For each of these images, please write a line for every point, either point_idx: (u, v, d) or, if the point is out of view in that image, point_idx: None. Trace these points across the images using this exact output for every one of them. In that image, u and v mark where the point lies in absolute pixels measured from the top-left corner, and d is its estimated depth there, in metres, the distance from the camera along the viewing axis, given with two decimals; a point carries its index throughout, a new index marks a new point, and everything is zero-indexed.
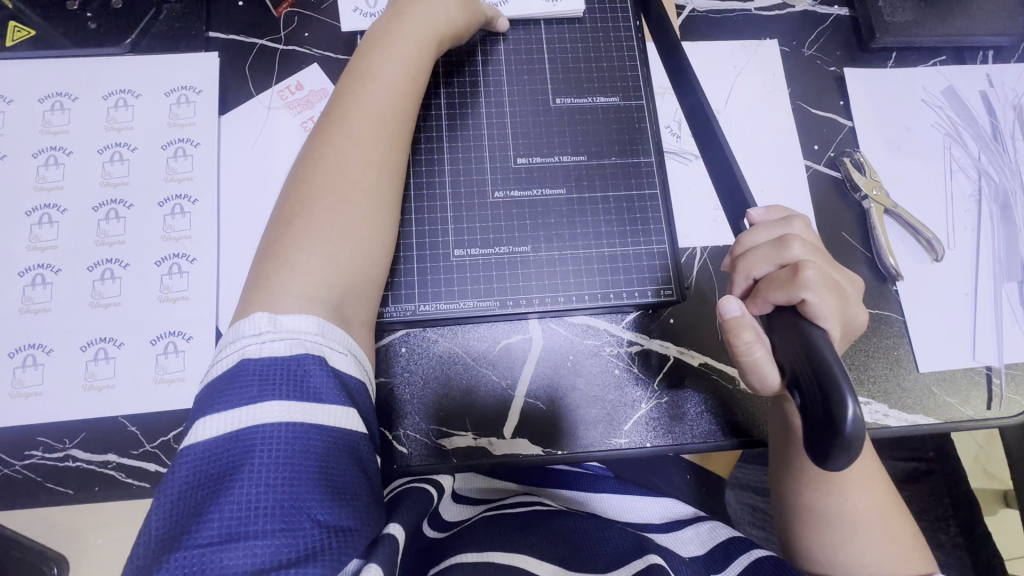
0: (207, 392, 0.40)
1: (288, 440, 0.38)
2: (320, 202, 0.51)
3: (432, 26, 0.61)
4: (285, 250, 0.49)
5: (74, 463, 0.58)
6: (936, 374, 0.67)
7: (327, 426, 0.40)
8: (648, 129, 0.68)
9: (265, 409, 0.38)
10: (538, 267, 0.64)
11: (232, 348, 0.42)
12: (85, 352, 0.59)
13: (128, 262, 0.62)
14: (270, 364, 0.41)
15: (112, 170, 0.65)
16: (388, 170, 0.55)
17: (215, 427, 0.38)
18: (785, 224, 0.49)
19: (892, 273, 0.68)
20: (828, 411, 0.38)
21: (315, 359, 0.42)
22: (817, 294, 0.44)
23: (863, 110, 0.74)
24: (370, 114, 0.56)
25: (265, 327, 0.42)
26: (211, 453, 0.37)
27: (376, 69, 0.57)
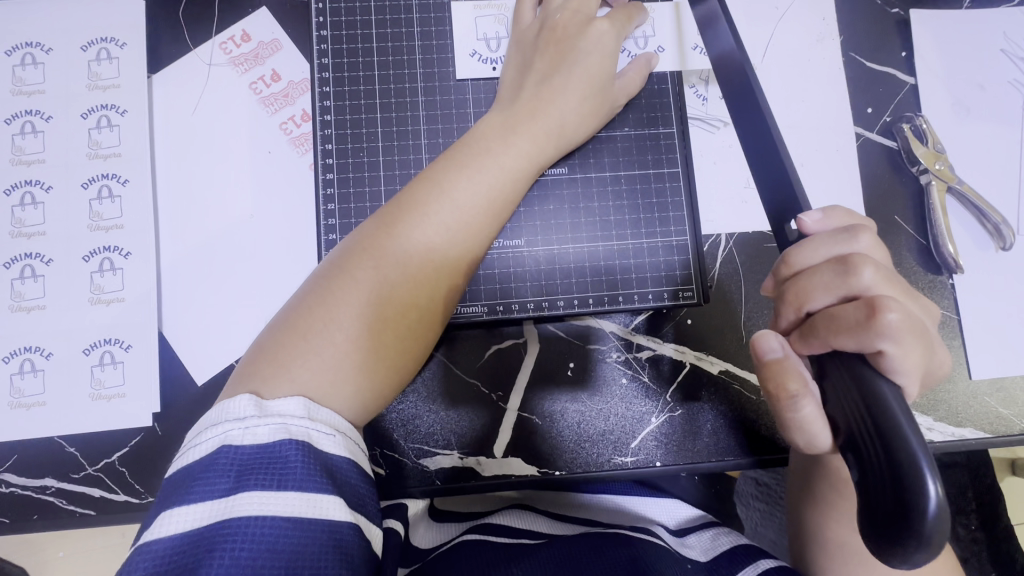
0: (176, 478, 0.33)
1: (258, 540, 0.30)
2: (376, 259, 0.42)
3: (571, 45, 0.51)
4: (328, 305, 0.40)
5: (8, 488, 0.51)
6: (991, 381, 0.58)
7: (309, 520, 0.32)
8: (671, 89, 0.56)
9: (243, 502, 0.31)
10: (533, 263, 0.54)
11: (210, 433, 0.34)
12: (10, 364, 0.52)
13: (50, 258, 0.53)
14: (250, 454, 0.33)
15: (23, 144, 0.54)
16: (463, 220, 0.45)
17: (179, 521, 0.31)
18: (852, 238, 0.39)
19: (950, 264, 0.58)
20: (902, 495, 0.31)
21: (300, 447, 0.34)
22: (896, 343, 0.35)
23: (929, 64, 0.61)
24: (446, 176, 0.46)
25: (249, 411, 0.34)
26: (172, 550, 0.30)
27: (508, 158, 0.47)
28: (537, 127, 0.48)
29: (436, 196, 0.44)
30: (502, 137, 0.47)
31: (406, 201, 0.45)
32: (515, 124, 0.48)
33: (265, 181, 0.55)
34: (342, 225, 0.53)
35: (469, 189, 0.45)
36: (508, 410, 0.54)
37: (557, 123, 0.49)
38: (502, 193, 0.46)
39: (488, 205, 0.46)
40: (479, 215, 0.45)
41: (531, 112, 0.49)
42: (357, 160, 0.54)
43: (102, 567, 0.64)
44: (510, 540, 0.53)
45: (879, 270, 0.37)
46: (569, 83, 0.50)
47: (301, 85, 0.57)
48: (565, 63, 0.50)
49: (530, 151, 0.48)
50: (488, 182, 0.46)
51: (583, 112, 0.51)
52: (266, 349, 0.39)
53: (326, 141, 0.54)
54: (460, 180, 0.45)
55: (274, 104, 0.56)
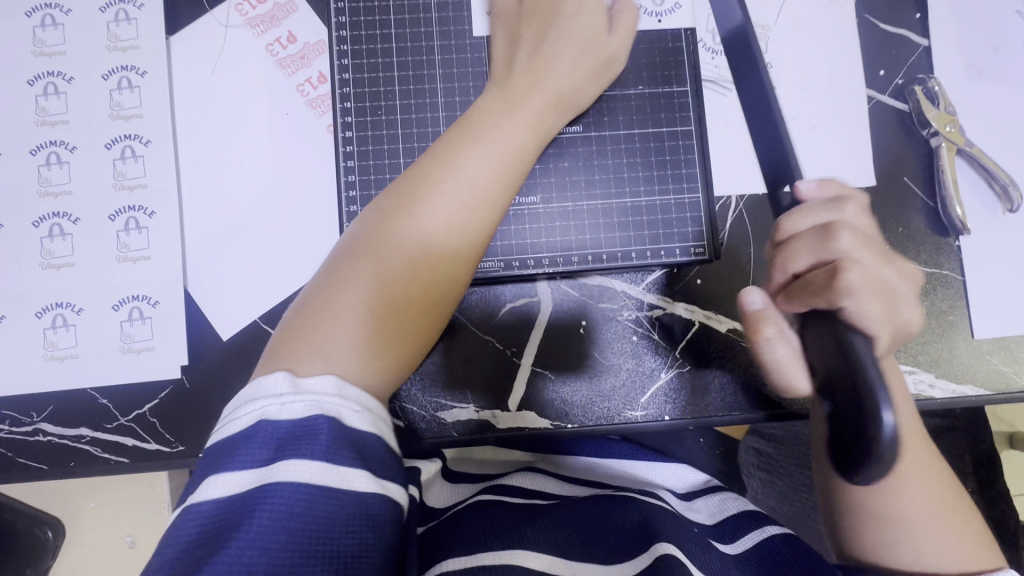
0: (220, 445, 0.36)
1: (293, 507, 0.33)
2: (389, 244, 0.43)
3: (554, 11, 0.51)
4: (338, 290, 0.41)
5: (45, 438, 0.53)
6: (994, 340, 0.59)
7: (337, 491, 0.34)
8: (684, 49, 0.56)
9: (279, 470, 0.34)
10: (548, 221, 0.55)
11: (249, 408, 0.36)
12: (42, 319, 0.53)
13: (77, 217, 0.54)
14: (287, 428, 0.35)
15: (46, 105, 0.55)
16: (476, 191, 0.45)
17: (224, 486, 0.34)
18: (838, 207, 0.42)
19: (958, 225, 0.59)
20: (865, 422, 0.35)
21: (331, 422, 0.35)
22: (856, 302, 0.39)
23: (943, 25, 0.61)
24: (451, 151, 0.46)
25: (285, 389, 0.36)
26: (216, 513, 0.33)
27: (514, 131, 0.47)
28: (539, 98, 0.49)
29: (445, 173, 0.45)
30: (506, 111, 0.48)
31: (415, 179, 0.45)
32: (517, 96, 0.49)
33: (283, 142, 0.56)
34: (361, 184, 0.54)
35: (478, 164, 0.45)
36: (522, 365, 0.56)
37: (557, 90, 0.50)
38: (511, 164, 0.47)
39: (499, 176, 0.46)
40: (490, 187, 0.46)
41: (530, 82, 0.49)
42: (375, 119, 0.55)
43: (132, 517, 0.67)
44: (523, 500, 0.55)
45: (857, 234, 0.40)
46: (570, 43, 0.50)
47: (317, 46, 0.57)
48: (565, 20, 0.51)
49: (534, 121, 0.49)
50: (497, 154, 0.46)
51: (580, 77, 0.51)
52: (292, 331, 0.41)
53: (344, 102, 0.54)
54: (468, 156, 0.46)
55: (291, 66, 0.57)
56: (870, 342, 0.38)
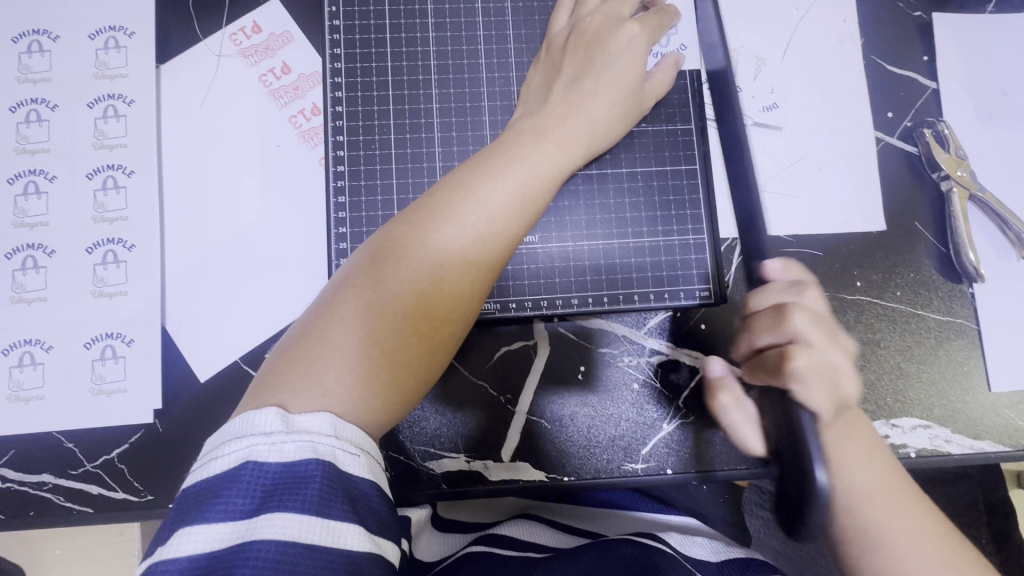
0: (194, 491, 0.32)
1: (277, 565, 0.30)
2: (399, 274, 0.40)
3: (589, 44, 0.50)
4: (340, 322, 0.39)
5: (5, 484, 0.50)
6: (1011, 394, 0.56)
7: (326, 549, 0.31)
8: (687, 87, 0.55)
9: (265, 523, 0.31)
10: (545, 260, 0.53)
11: (234, 448, 0.33)
12: (10, 356, 0.50)
13: (53, 249, 0.52)
14: (276, 473, 0.32)
15: (28, 133, 0.53)
16: (495, 223, 0.43)
17: (199, 540, 0.30)
18: (797, 291, 0.45)
19: (972, 273, 0.56)
20: (804, 488, 0.40)
21: (325, 468, 0.32)
22: (803, 385, 0.41)
23: (951, 68, 0.60)
24: (475, 175, 0.44)
25: (278, 427, 0.33)
26: (190, 572, 0.29)
27: (541, 163, 0.45)
28: (564, 133, 0.47)
29: (466, 201, 0.43)
30: (534, 141, 0.46)
31: (433, 202, 0.43)
32: (547, 128, 0.47)
33: (273, 175, 0.54)
34: (352, 219, 0.52)
35: (498, 195, 0.43)
36: (517, 413, 0.53)
37: (588, 121, 0.48)
38: (533, 197, 0.45)
39: (520, 208, 0.44)
40: (509, 218, 0.43)
41: (562, 117, 0.47)
42: (368, 153, 0.53)
43: (98, 563, 0.63)
44: (517, 555, 0.52)
45: (812, 318, 0.43)
46: (599, 86, 0.49)
47: (311, 78, 0.56)
48: (594, 66, 0.49)
49: (566, 148, 0.47)
50: (520, 183, 0.44)
51: (614, 116, 0.49)
52: (286, 361, 0.37)
53: (336, 133, 0.53)
54: (491, 184, 0.43)
55: (284, 97, 0.55)
56: (815, 419, 0.41)
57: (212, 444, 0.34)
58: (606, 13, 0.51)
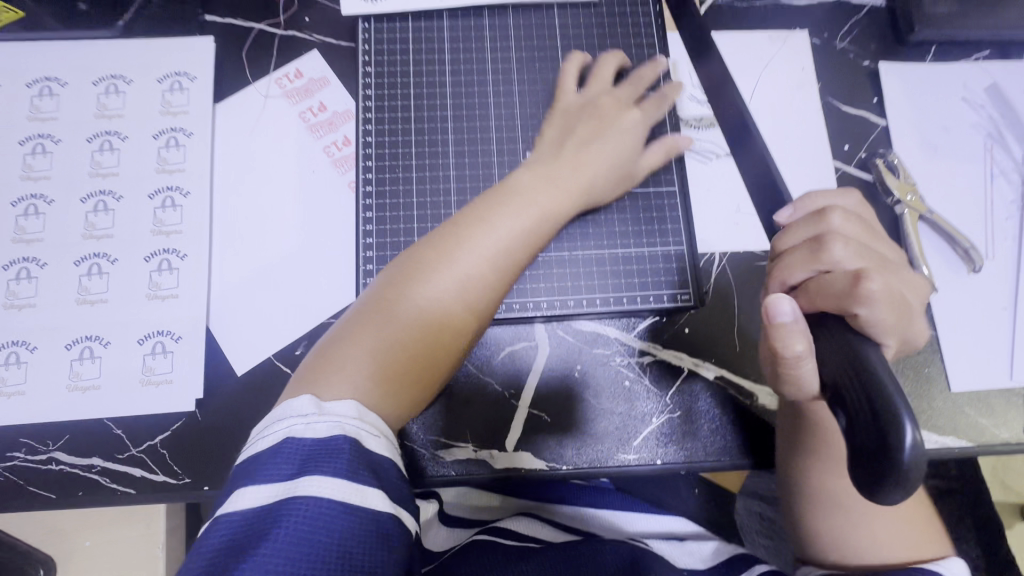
0: (244, 465, 0.39)
1: (315, 519, 0.35)
2: (419, 291, 0.48)
3: (589, 118, 0.60)
4: (366, 332, 0.46)
5: (58, 466, 0.55)
6: (971, 394, 0.62)
7: (355, 505, 0.36)
8: (666, 122, 0.64)
9: (303, 485, 0.36)
10: (545, 269, 0.60)
11: (280, 424, 0.39)
12: (71, 350, 0.57)
13: (115, 257, 0.59)
14: (311, 444, 0.38)
15: (100, 159, 0.62)
16: (505, 259, 0.51)
17: (249, 500, 0.36)
18: (820, 219, 0.49)
19: (926, 284, 0.63)
20: (880, 440, 0.35)
21: (350, 441, 0.39)
22: (868, 309, 0.43)
23: (898, 108, 0.69)
24: (489, 216, 0.52)
25: (311, 409, 0.40)
26: (245, 525, 0.36)
27: (543, 207, 0.54)
28: (561, 182, 0.55)
29: (469, 241, 0.50)
30: (540, 188, 0.55)
31: (453, 235, 0.51)
32: (553, 178, 0.56)
33: (309, 197, 0.63)
34: (377, 231, 0.60)
35: (506, 232, 0.51)
36: (519, 407, 0.59)
37: (587, 175, 0.57)
38: (535, 236, 0.53)
39: (523, 244, 0.52)
40: (514, 253, 0.52)
41: (563, 169, 0.56)
42: (392, 176, 0.61)
43: (125, 555, 0.67)
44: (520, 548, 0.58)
45: (845, 245, 0.47)
46: (599, 150, 0.58)
47: (344, 114, 0.65)
48: (596, 134, 0.59)
49: (558, 197, 0.55)
50: (525, 223, 0.53)
51: (610, 176, 0.59)
52: (319, 363, 0.45)
53: (365, 160, 0.61)
54: (502, 222, 0.52)
55: (321, 131, 0.65)
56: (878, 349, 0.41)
57: (258, 425, 0.41)
58: (599, 88, 0.62)
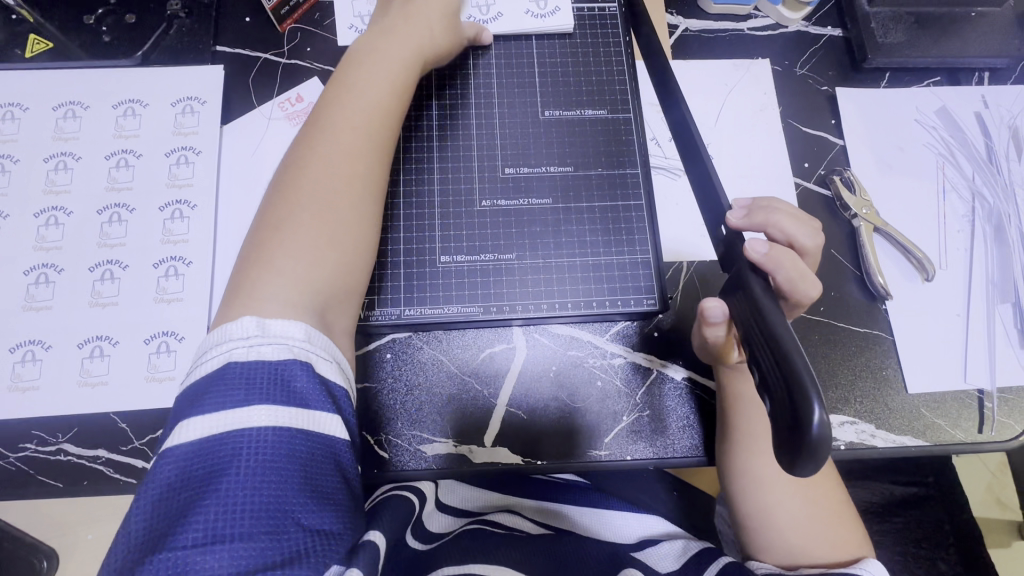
0: (191, 392, 0.42)
1: (268, 442, 0.39)
2: (318, 192, 0.52)
3: (405, 23, 0.63)
4: (275, 240, 0.50)
5: (66, 457, 0.59)
6: (926, 396, 0.65)
7: (311, 432, 0.42)
8: (636, 141, 0.69)
9: (252, 414, 0.40)
10: (522, 276, 0.65)
11: (214, 353, 0.43)
12: (83, 349, 0.62)
13: (126, 264, 0.64)
14: (259, 369, 0.42)
15: (117, 175, 0.68)
16: (367, 157, 0.56)
17: (199, 428, 0.39)
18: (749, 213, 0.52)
19: (881, 291, 0.67)
20: (794, 411, 0.36)
21: (301, 365, 0.43)
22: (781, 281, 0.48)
23: (854, 129, 0.75)
24: (327, 120, 0.56)
25: (252, 331, 0.44)
26: (198, 453, 0.39)
27: (366, 101, 0.57)
28: (386, 58, 0.60)
29: (333, 141, 0.55)
30: (350, 85, 0.58)
31: (302, 145, 0.55)
32: (351, 77, 0.59)
33: None
34: None
35: (344, 138, 0.55)
36: (498, 405, 0.63)
37: (423, 24, 0.63)
38: (377, 127, 0.57)
39: (357, 147, 0.55)
40: (354, 145, 0.55)
41: (356, 63, 0.60)
42: None
43: None
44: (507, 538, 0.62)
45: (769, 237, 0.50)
46: (392, 42, 0.61)
47: None
48: (394, 27, 0.62)
49: (394, 70, 0.60)
50: (358, 120, 0.56)
51: (441, 23, 0.64)
52: (242, 281, 0.49)
53: None
54: (336, 120, 0.56)
55: None
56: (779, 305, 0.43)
57: (199, 353, 0.44)
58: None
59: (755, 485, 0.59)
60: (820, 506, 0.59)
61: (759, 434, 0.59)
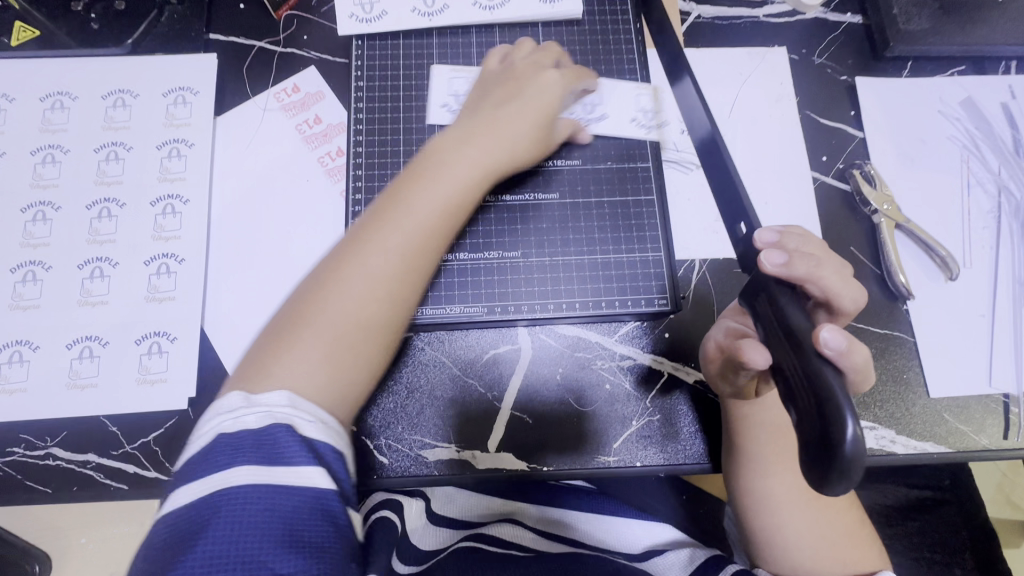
0: (186, 459, 0.42)
1: (254, 501, 0.38)
2: (357, 273, 0.48)
3: (553, 93, 0.59)
4: (302, 325, 0.47)
5: (55, 461, 0.57)
6: (949, 400, 0.63)
7: (288, 487, 0.39)
8: (647, 134, 0.66)
9: (235, 475, 0.39)
10: (528, 275, 0.62)
11: (209, 424, 0.42)
12: (71, 350, 0.59)
13: (116, 261, 0.62)
14: (241, 437, 0.41)
15: (107, 169, 0.65)
16: (420, 257, 0.50)
17: (185, 493, 0.39)
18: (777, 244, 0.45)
19: (903, 291, 0.64)
20: (825, 428, 0.34)
21: (283, 428, 0.41)
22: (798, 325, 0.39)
23: (875, 121, 0.71)
24: (434, 195, 0.51)
25: (238, 403, 0.43)
26: (183, 516, 0.38)
27: (462, 179, 0.53)
28: (487, 141, 0.55)
29: (382, 229, 0.50)
30: (458, 151, 0.54)
31: (360, 228, 0.51)
32: (473, 136, 0.55)
33: (301, 204, 0.65)
34: None
35: (423, 208, 0.51)
36: (502, 409, 0.60)
37: (507, 142, 0.56)
38: (456, 207, 0.52)
39: (423, 236, 0.50)
40: (430, 223, 0.51)
41: (487, 126, 0.56)
42: (381, 185, 0.64)
43: (117, 553, 0.69)
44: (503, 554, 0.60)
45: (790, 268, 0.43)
46: (513, 111, 0.57)
47: (338, 126, 0.68)
48: (515, 98, 0.58)
49: (480, 160, 0.54)
50: (443, 193, 0.52)
51: (535, 134, 0.58)
52: (268, 350, 0.46)
53: (355, 169, 0.64)
54: (418, 191, 0.52)
55: (315, 142, 0.68)
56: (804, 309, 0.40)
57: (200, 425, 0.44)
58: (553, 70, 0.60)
59: (762, 503, 0.57)
60: (834, 524, 0.57)
61: (765, 451, 0.57)
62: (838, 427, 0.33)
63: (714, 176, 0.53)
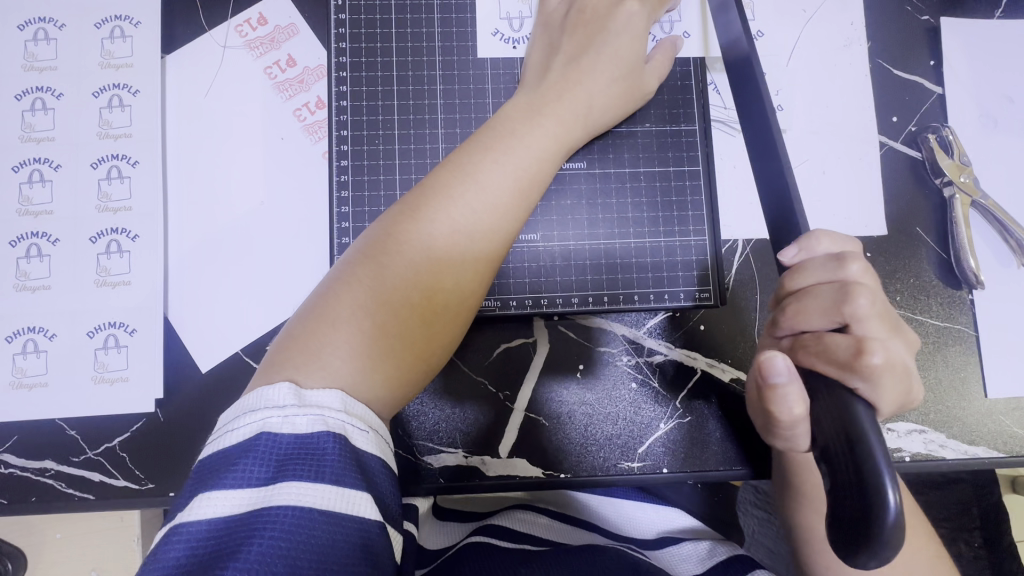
0: (210, 462, 0.33)
1: (292, 533, 0.30)
2: (417, 248, 0.41)
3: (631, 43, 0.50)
4: (346, 304, 0.39)
5: (7, 469, 0.50)
6: (1008, 401, 0.57)
7: (342, 516, 0.31)
8: (694, 87, 0.55)
9: (279, 492, 0.31)
10: (548, 261, 0.53)
11: (247, 423, 0.34)
12: (13, 343, 0.51)
13: (56, 238, 0.52)
14: (290, 445, 0.33)
15: (33, 121, 0.53)
16: (493, 231, 0.43)
17: (217, 505, 0.31)
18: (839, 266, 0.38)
19: (971, 279, 0.56)
20: (858, 496, 0.31)
21: (337, 441, 0.33)
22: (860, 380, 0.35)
23: (958, 74, 0.60)
24: (511, 164, 0.44)
25: (290, 401, 0.34)
26: (212, 534, 0.30)
27: (533, 142, 0.46)
28: (562, 109, 0.47)
29: (448, 197, 0.43)
30: (527, 119, 0.46)
31: (427, 189, 0.44)
32: (543, 105, 0.47)
33: (275, 168, 0.54)
34: (354, 214, 0.52)
35: (495, 178, 0.44)
36: (515, 411, 0.53)
37: (584, 106, 0.48)
38: (532, 178, 0.45)
39: (495, 211, 0.43)
40: (505, 197, 0.44)
41: (557, 93, 0.48)
42: (371, 147, 0.53)
43: (98, 547, 0.64)
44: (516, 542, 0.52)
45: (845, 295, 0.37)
46: (597, 64, 0.49)
47: (316, 71, 0.56)
48: (594, 44, 0.49)
49: (557, 134, 0.47)
50: (517, 163, 0.45)
51: (610, 96, 0.50)
52: (306, 331, 0.39)
53: (339, 128, 0.53)
54: (486, 162, 0.44)
55: (289, 90, 0.55)
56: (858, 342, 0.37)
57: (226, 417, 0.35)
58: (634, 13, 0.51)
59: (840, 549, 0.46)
60: None
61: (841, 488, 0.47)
62: (876, 495, 0.30)
63: (785, 157, 0.43)
